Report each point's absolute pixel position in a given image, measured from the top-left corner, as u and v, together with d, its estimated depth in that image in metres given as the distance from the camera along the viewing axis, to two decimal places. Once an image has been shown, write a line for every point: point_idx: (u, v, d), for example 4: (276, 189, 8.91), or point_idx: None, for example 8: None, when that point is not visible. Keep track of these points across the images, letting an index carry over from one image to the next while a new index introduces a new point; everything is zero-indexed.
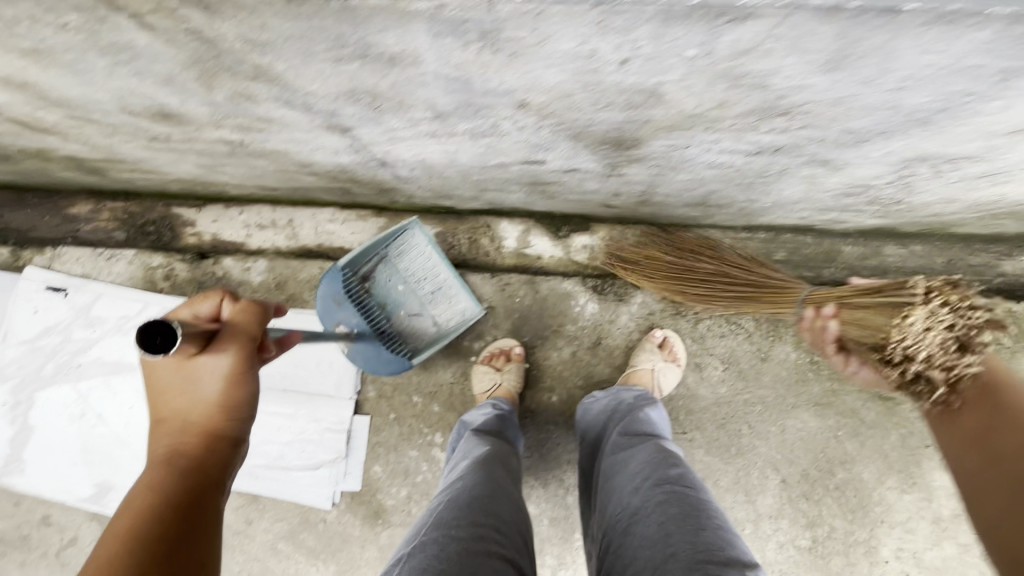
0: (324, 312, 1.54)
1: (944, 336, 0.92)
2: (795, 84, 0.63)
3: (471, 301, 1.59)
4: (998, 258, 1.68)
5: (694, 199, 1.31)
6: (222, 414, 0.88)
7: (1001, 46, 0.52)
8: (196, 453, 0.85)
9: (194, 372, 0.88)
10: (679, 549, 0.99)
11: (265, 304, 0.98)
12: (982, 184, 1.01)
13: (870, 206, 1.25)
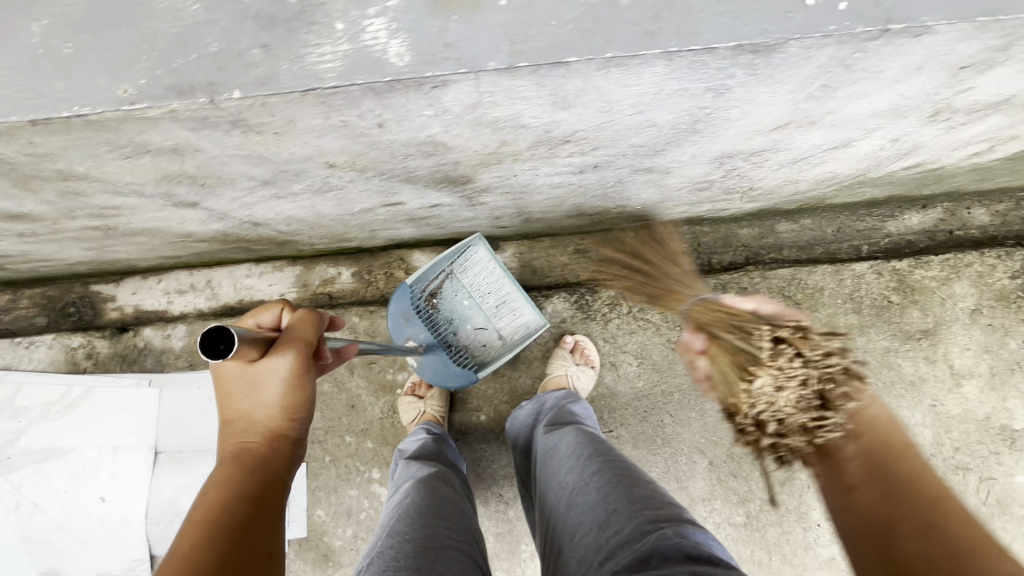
0: (394, 328, 1.54)
1: (799, 394, 0.86)
2: (548, 120, 0.69)
3: (535, 315, 1.59)
4: (883, 220, 1.73)
5: (570, 211, 1.37)
6: (286, 416, 0.90)
7: (684, 75, 0.59)
8: (260, 453, 0.88)
9: (256, 377, 0.88)
10: (619, 504, 1.04)
11: (321, 314, 0.97)
12: (803, 166, 1.08)
13: (730, 195, 1.32)
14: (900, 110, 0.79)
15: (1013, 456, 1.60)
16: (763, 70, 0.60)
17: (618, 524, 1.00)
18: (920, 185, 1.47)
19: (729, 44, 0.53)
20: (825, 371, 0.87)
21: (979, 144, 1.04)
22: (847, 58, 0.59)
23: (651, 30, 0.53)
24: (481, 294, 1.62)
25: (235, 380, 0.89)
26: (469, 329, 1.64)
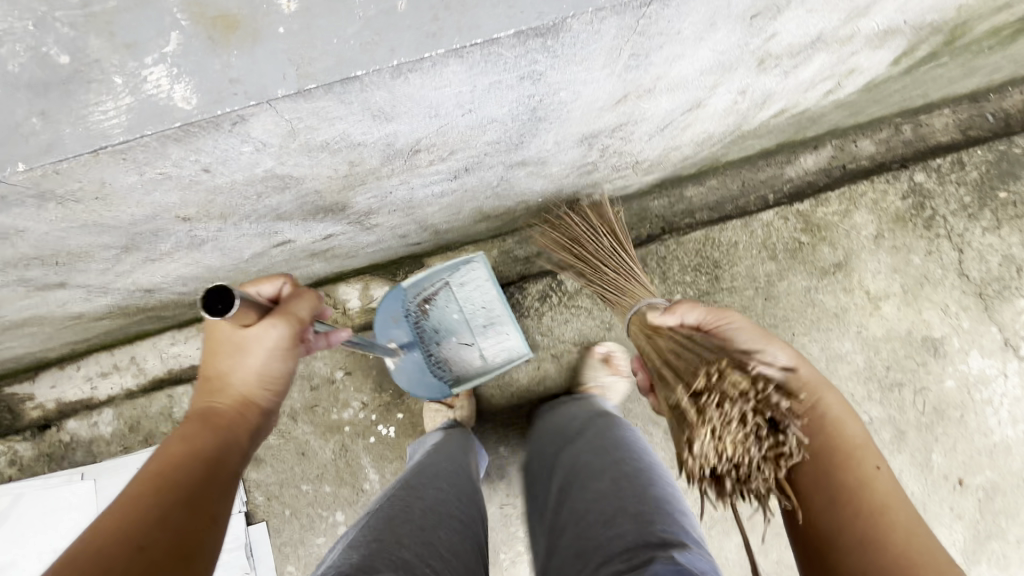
0: (380, 326, 1.56)
1: (751, 433, 0.80)
2: (381, 133, 0.73)
3: (522, 343, 1.58)
4: (782, 167, 1.81)
5: (474, 216, 1.38)
6: (261, 385, 0.91)
7: (488, 69, 0.65)
8: (229, 416, 0.88)
9: (243, 344, 0.88)
10: (630, 503, 1.00)
11: (321, 297, 1.00)
12: (673, 132, 1.12)
13: (622, 170, 1.35)
14: (724, 65, 0.83)
15: (938, 363, 1.69)
16: (564, 48, 0.64)
17: (622, 528, 0.95)
18: (799, 129, 1.53)
19: (509, 31, 0.59)
20: (751, 405, 0.81)
21: (823, 83, 1.10)
22: (636, 24, 0.63)
23: (433, 32, 0.59)
24: (472, 310, 1.59)
25: (224, 341, 0.90)
26: (452, 342, 1.60)
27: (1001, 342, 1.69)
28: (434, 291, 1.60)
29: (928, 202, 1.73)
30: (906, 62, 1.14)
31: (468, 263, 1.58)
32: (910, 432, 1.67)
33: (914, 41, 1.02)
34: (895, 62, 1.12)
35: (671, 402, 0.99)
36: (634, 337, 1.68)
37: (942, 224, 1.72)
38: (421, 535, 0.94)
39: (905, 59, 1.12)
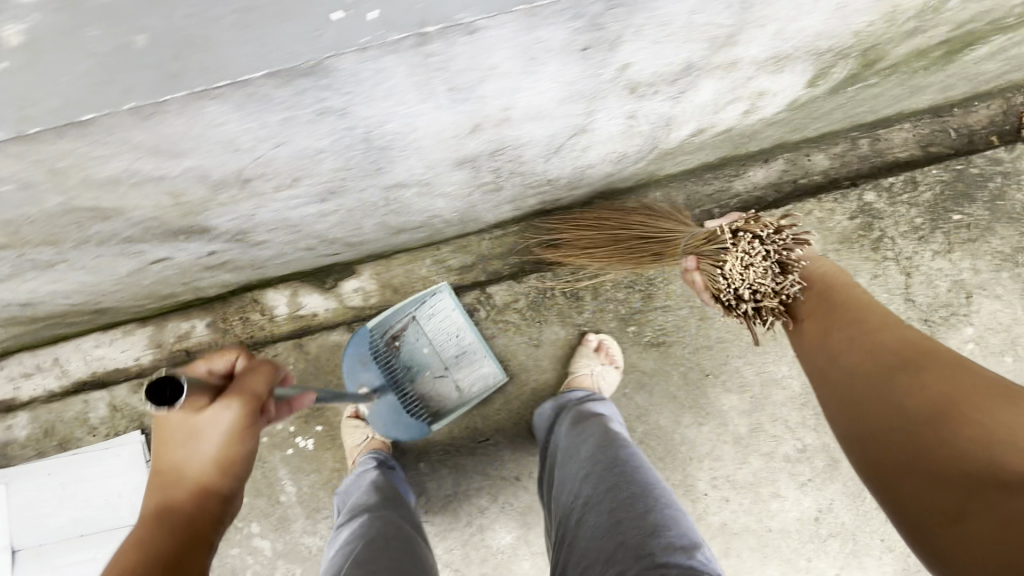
0: (348, 372, 1.53)
1: (769, 264, 1.28)
2: (176, 168, 0.65)
3: (496, 368, 1.59)
4: (730, 180, 1.74)
5: (384, 230, 1.33)
6: (216, 472, 0.86)
7: (264, 107, 0.56)
8: (185, 510, 0.83)
9: (196, 429, 0.85)
10: (629, 536, 1.04)
11: (277, 367, 0.95)
12: (571, 155, 1.06)
13: (537, 187, 1.29)
14: (589, 94, 0.77)
15: None
16: (343, 86, 0.55)
17: (624, 563, 1.00)
18: (736, 145, 1.46)
19: (259, 72, 0.51)
20: (783, 243, 1.27)
21: (731, 106, 1.04)
22: (425, 59, 0.55)
23: (174, 71, 0.50)
24: (442, 342, 1.59)
25: (174, 430, 0.86)
26: (427, 377, 1.59)
27: None
28: (399, 328, 1.58)
29: (876, 223, 1.66)
30: (823, 85, 1.07)
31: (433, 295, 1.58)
32: (843, 461, 1.62)
33: (822, 66, 0.95)
34: (810, 84, 1.05)
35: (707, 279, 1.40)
36: (560, 355, 1.67)
37: (890, 246, 1.65)
38: None
39: (822, 81, 1.05)
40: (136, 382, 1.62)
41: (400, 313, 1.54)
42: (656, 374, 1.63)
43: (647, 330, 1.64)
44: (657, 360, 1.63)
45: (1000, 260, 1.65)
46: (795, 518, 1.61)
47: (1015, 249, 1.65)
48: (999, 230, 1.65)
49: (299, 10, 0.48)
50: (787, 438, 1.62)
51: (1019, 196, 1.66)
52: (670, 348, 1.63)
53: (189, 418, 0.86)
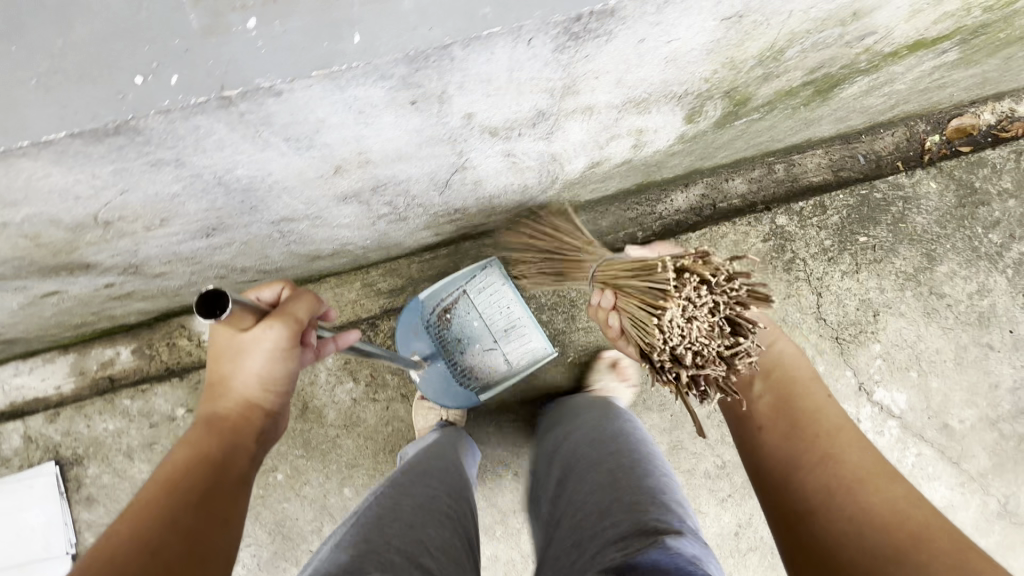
0: (402, 340, 1.58)
1: (709, 323, 1.08)
2: (22, 211, 0.70)
3: (544, 345, 1.55)
4: (653, 205, 1.82)
5: (298, 258, 1.35)
6: (263, 387, 0.99)
7: (87, 160, 0.63)
8: (233, 418, 0.96)
9: (242, 347, 0.96)
10: (623, 495, 1.01)
11: (320, 299, 1.07)
12: (463, 187, 1.09)
13: (447, 215, 1.32)
14: (447, 137, 0.81)
15: None
16: (168, 141, 0.63)
17: (617, 517, 0.96)
18: (647, 173, 1.53)
19: (60, 133, 0.57)
20: (730, 293, 1.08)
21: (618, 140, 1.09)
22: (241, 117, 0.62)
23: None
24: (492, 316, 1.58)
25: (225, 347, 0.98)
26: (476, 349, 1.60)
27: (854, 387, 1.70)
28: (451, 300, 1.59)
29: (789, 244, 1.74)
30: (703, 122, 1.13)
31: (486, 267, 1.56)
32: None
33: (691, 106, 1.01)
34: (688, 123, 1.11)
35: (631, 326, 1.28)
36: None
37: (801, 267, 1.72)
38: (411, 537, 0.92)
39: (700, 118, 1.11)
40: (52, 413, 1.59)
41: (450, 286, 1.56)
42: (578, 394, 1.66)
43: (570, 350, 1.67)
44: (580, 382, 1.67)
45: (904, 279, 1.74)
46: (715, 534, 1.65)
47: (916, 269, 1.74)
48: (901, 251, 1.74)
49: (102, 77, 0.56)
50: (706, 455, 1.66)
51: (918, 219, 1.76)
52: (593, 368, 1.67)
53: (238, 337, 0.98)
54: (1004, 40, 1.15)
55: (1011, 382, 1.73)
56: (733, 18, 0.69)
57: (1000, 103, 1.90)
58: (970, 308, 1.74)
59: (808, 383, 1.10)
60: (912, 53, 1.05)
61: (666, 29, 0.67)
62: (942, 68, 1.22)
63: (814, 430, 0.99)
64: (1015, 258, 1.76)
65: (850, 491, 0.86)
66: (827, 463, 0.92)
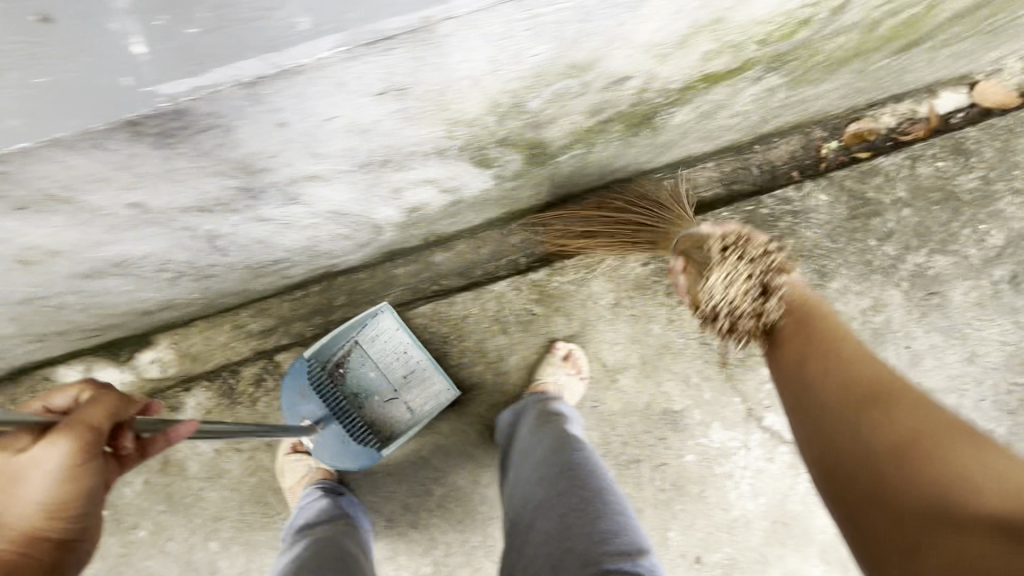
0: (290, 406, 1.50)
1: (749, 286, 1.36)
2: None
3: (446, 384, 1.56)
4: (536, 229, 1.71)
5: (120, 316, 1.28)
6: (49, 517, 0.74)
7: None
8: (1, 567, 0.70)
9: (10, 474, 0.70)
10: (575, 545, 1.12)
11: (130, 395, 0.83)
12: (247, 249, 1.02)
13: (274, 265, 1.26)
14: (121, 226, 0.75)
15: (677, 438, 1.62)
16: None
17: (568, 573, 1.09)
18: (505, 204, 1.44)
19: None
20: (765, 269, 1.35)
21: (409, 190, 1.01)
22: None
23: None
24: (387, 364, 1.57)
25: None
26: (377, 401, 1.58)
27: (743, 414, 1.63)
28: (342, 354, 1.55)
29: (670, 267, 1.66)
30: (508, 164, 1.04)
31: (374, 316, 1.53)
32: (645, 510, 1.62)
33: (469, 157, 0.93)
34: (486, 168, 1.03)
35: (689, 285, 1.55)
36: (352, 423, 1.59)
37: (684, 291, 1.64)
38: None
39: (501, 162, 1.03)
40: None
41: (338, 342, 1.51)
42: (452, 435, 1.60)
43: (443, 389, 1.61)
44: (454, 422, 1.60)
45: None
46: None
47: (806, 287, 1.66)
48: (790, 269, 1.67)
49: None
50: None
51: (808, 234, 1.68)
52: (466, 407, 1.61)
53: (2, 458, 0.70)
54: (833, 61, 1.06)
55: None
56: (389, 91, 0.60)
57: (902, 104, 1.80)
58: (863, 325, 1.67)
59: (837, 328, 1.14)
60: (715, 84, 0.96)
61: (303, 111, 0.59)
62: (776, 90, 1.14)
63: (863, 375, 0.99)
64: (910, 271, 1.68)
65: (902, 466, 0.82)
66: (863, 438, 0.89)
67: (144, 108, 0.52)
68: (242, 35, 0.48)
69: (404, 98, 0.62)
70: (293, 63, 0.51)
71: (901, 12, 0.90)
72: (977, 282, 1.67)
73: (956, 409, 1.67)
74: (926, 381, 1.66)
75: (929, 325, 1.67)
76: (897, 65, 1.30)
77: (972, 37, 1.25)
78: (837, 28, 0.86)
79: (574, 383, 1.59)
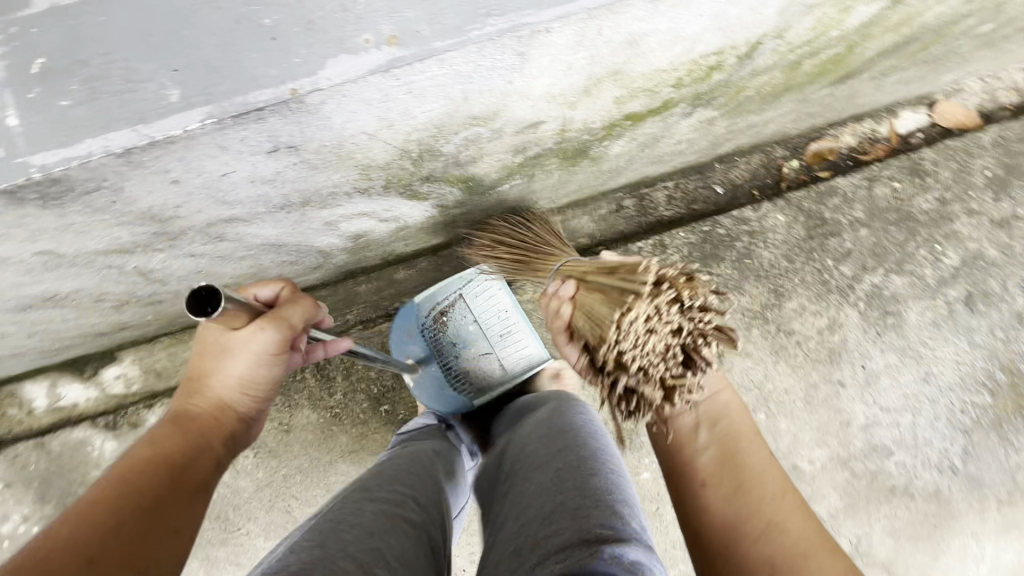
0: (397, 343, 1.64)
1: (662, 340, 1.10)
2: None
3: (540, 349, 1.60)
4: None
5: (73, 338, 1.29)
6: (240, 390, 0.92)
7: None
8: (204, 419, 0.88)
9: (229, 346, 0.89)
10: (569, 496, 0.93)
11: (319, 305, 1.01)
12: (188, 277, 1.04)
13: None
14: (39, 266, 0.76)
15: (633, 456, 1.63)
16: None
17: (560, 524, 0.88)
18: (461, 225, 1.46)
19: None
20: (700, 320, 1.13)
21: (345, 222, 1.03)
22: None
23: None
24: (488, 320, 1.62)
25: (210, 342, 0.91)
26: (471, 356, 1.62)
27: None
28: (448, 304, 1.62)
29: None
30: (444, 196, 1.06)
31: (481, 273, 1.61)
32: None
33: (398, 193, 0.94)
34: (420, 200, 1.04)
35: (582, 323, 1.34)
36: (312, 438, 1.59)
37: None
38: (366, 543, 0.85)
39: (435, 195, 1.04)
40: None
41: (447, 290, 1.60)
42: None
43: (400, 408, 1.61)
44: None
45: (750, 317, 1.67)
46: None
47: (763, 306, 1.68)
48: (747, 288, 1.68)
49: None
50: None
51: (765, 253, 1.69)
52: None
53: (226, 335, 0.91)
54: (765, 95, 1.07)
55: (863, 420, 1.67)
56: (280, 148, 0.63)
57: (862, 125, 1.80)
58: (820, 344, 1.67)
59: (750, 440, 1.07)
60: (640, 122, 0.98)
61: (191, 168, 0.62)
62: (715, 121, 1.14)
63: (749, 476, 0.99)
64: (867, 290, 1.69)
65: (758, 537, 0.89)
66: (761, 551, 0.87)
67: (19, 179, 0.54)
68: (112, 106, 0.52)
69: (299, 153, 0.65)
70: (163, 134, 0.55)
71: (820, 53, 0.91)
72: (932, 302, 1.69)
73: (913, 429, 1.67)
74: (882, 400, 1.67)
75: (885, 345, 1.68)
76: (841, 93, 1.31)
77: (914, 65, 1.26)
78: (751, 71, 0.88)
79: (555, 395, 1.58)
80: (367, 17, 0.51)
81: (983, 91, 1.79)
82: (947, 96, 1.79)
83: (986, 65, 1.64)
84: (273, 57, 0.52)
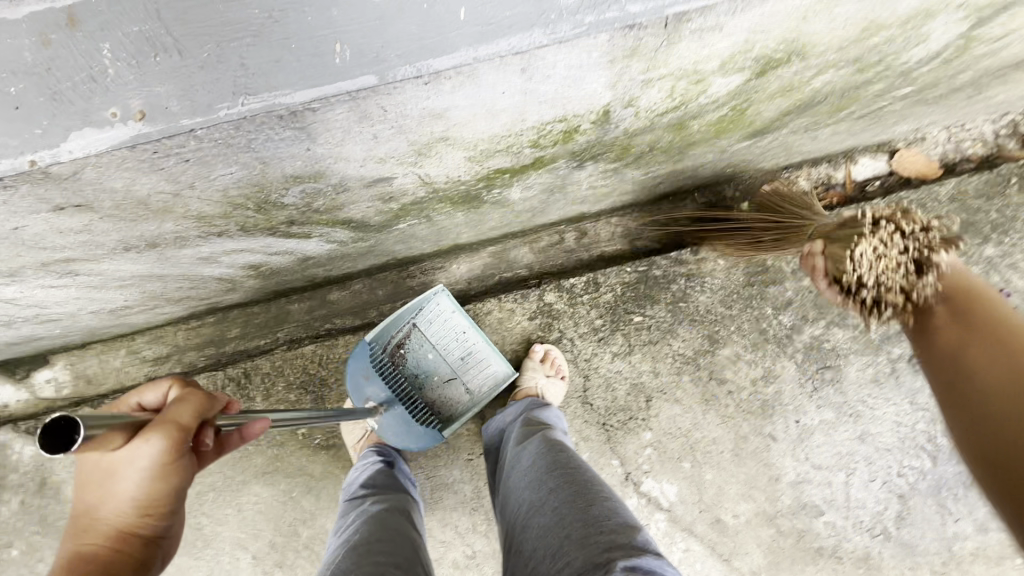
0: (354, 388, 1.52)
1: (903, 259, 1.37)
2: None
3: (504, 366, 1.59)
4: (434, 273, 1.70)
5: None
6: (140, 513, 0.75)
7: None
8: (102, 557, 0.73)
9: (112, 469, 0.72)
10: (574, 529, 0.98)
11: (213, 396, 0.80)
12: (63, 301, 1.02)
13: (127, 308, 1.25)
14: None
15: None
16: None
17: (570, 555, 0.94)
18: (383, 253, 1.43)
19: None
20: (924, 242, 1.37)
21: (223, 257, 1.01)
22: None
23: None
24: (446, 345, 1.61)
25: (92, 468, 0.75)
26: (436, 383, 1.62)
27: (620, 477, 1.61)
28: (401, 339, 1.59)
29: (555, 323, 1.66)
30: (329, 234, 1.04)
31: (432, 300, 1.57)
32: None
33: (265, 233, 0.93)
34: (302, 239, 1.03)
35: (830, 269, 1.47)
36: (228, 456, 1.59)
37: (567, 347, 1.65)
38: None
39: (320, 234, 1.03)
40: None
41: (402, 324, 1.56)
42: (324, 478, 1.59)
43: (318, 432, 1.60)
44: (326, 465, 1.60)
45: (682, 362, 1.63)
46: None
47: (696, 351, 1.63)
48: (681, 332, 1.63)
49: None
50: (456, 544, 1.59)
51: (702, 298, 1.64)
52: (339, 451, 1.61)
53: (105, 455, 0.73)
54: (665, 149, 1.03)
55: (793, 476, 1.61)
56: (65, 207, 0.67)
57: (818, 169, 1.73)
58: (753, 395, 1.62)
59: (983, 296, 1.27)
60: (520, 175, 0.95)
61: None
62: (620, 170, 1.10)
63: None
64: (806, 342, 1.63)
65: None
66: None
67: None
68: None
69: (92, 211, 0.70)
70: None
71: (703, 116, 0.89)
72: (874, 358, 1.62)
73: (845, 489, 1.60)
74: (815, 457, 1.61)
75: (821, 400, 1.62)
76: (772, 143, 1.27)
77: (844, 121, 1.21)
78: (622, 134, 0.88)
79: (554, 383, 1.57)
80: (114, 92, 0.55)
81: (948, 141, 1.72)
82: (909, 144, 1.72)
83: (945, 116, 1.57)
84: (14, 124, 0.55)
